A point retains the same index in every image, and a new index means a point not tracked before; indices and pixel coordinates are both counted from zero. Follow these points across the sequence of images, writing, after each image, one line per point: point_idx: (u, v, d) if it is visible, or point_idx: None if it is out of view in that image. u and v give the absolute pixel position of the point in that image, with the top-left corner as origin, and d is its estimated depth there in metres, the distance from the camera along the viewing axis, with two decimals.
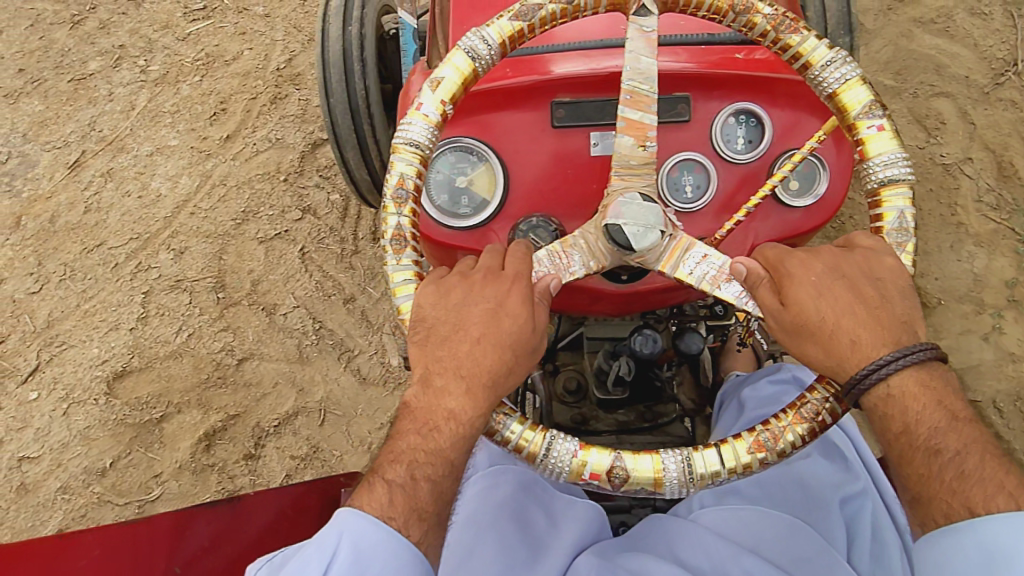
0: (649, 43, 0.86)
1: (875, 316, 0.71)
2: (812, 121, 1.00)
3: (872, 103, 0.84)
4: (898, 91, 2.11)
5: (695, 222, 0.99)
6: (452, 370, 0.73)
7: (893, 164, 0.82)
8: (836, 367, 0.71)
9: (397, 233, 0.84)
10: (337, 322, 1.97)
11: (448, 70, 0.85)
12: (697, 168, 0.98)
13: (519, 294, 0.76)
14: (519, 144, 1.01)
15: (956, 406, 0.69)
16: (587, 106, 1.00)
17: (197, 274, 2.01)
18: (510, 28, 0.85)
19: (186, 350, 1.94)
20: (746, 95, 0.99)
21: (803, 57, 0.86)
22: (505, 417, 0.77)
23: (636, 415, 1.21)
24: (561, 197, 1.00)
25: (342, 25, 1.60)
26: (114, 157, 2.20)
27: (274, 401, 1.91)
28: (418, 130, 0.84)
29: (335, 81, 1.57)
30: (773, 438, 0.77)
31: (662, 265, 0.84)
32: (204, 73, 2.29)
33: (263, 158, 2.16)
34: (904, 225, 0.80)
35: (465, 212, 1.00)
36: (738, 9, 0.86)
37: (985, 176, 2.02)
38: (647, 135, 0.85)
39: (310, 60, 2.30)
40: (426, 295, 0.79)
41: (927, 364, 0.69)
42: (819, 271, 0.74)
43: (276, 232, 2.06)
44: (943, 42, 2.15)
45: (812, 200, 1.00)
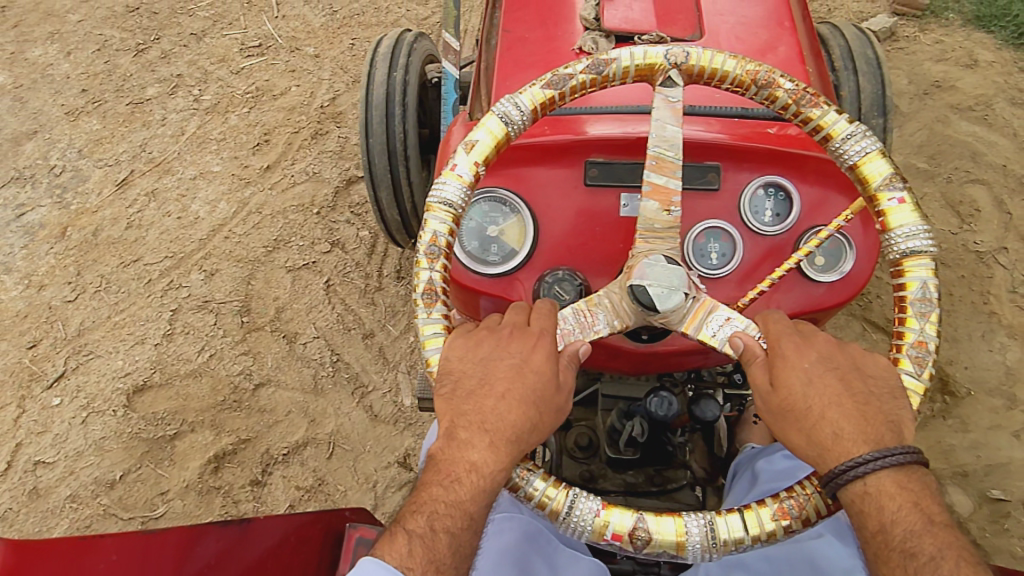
0: (675, 112, 0.89)
1: (861, 410, 0.70)
2: (839, 198, 1.02)
3: (893, 175, 0.84)
4: (931, 174, 2.12)
5: (719, 289, 0.99)
6: (477, 423, 0.73)
7: (914, 236, 0.82)
8: (816, 458, 0.69)
9: (429, 287, 0.85)
10: (354, 356, 1.99)
11: (482, 134, 0.88)
12: (723, 236, 0.99)
13: (543, 351, 0.78)
14: (550, 199, 1.03)
15: (933, 509, 0.65)
16: (619, 167, 1.03)
17: (225, 296, 2.06)
18: (542, 95, 0.88)
19: (206, 370, 1.96)
20: (775, 168, 1.01)
21: (824, 129, 0.86)
22: (527, 473, 0.77)
23: (644, 478, 1.19)
24: (587, 253, 1.02)
25: (387, 71, 1.68)
26: (159, 179, 2.29)
27: (285, 428, 1.90)
28: (452, 190, 0.87)
29: (376, 122, 1.62)
30: (798, 506, 0.74)
31: (686, 326, 0.84)
32: (252, 105, 2.42)
33: (298, 190, 2.23)
34: (928, 295, 0.81)
35: (493, 259, 1.02)
36: (760, 83, 0.87)
37: (1020, 268, 1.98)
38: (671, 200, 0.87)
39: (352, 100, 2.43)
40: (455, 347, 0.81)
41: (907, 466, 0.66)
42: (812, 359, 0.74)
43: (305, 262, 2.11)
44: (982, 130, 2.20)
45: (837, 276, 1.00)
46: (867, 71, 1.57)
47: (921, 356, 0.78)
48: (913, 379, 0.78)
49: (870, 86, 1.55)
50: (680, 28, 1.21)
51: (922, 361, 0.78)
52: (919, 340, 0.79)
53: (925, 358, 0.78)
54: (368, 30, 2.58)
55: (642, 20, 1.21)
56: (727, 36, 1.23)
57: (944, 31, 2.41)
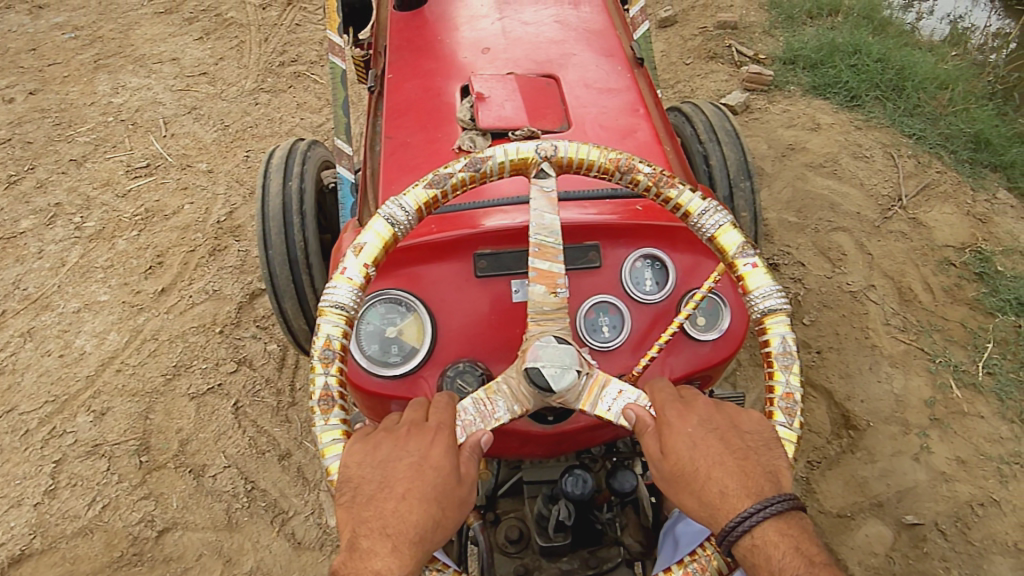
0: (551, 201, 0.93)
1: (741, 466, 0.73)
2: (708, 262, 1.09)
3: (745, 243, 0.91)
4: (801, 227, 2.33)
5: (614, 360, 1.03)
6: (378, 529, 0.69)
7: (770, 295, 0.88)
8: (709, 518, 0.71)
9: (325, 392, 0.83)
10: (271, 481, 1.86)
11: (369, 236, 0.89)
12: (611, 309, 1.03)
13: (442, 445, 0.77)
14: (445, 294, 1.05)
15: (813, 551, 0.67)
16: (507, 256, 1.06)
17: (119, 437, 1.90)
18: (425, 195, 0.91)
19: (98, 524, 1.76)
20: (649, 242, 1.08)
21: (682, 207, 0.94)
22: (437, 574, 0.76)
23: (580, 562, 1.15)
24: (486, 341, 1.03)
25: (282, 182, 1.69)
26: (36, 316, 2.14)
27: (197, 575, 1.72)
28: (343, 293, 0.86)
29: (274, 233, 1.61)
30: (702, 568, 0.76)
31: (582, 403, 0.86)
32: (141, 227, 2.34)
33: (198, 310, 2.14)
34: (788, 349, 0.86)
35: (395, 359, 1.01)
36: (623, 168, 0.94)
37: (889, 301, 2.16)
38: (556, 283, 0.91)
39: (250, 213, 2.40)
40: (354, 451, 0.78)
41: (785, 515, 0.69)
42: (695, 423, 0.77)
43: (209, 385, 2.00)
44: (834, 183, 2.45)
45: (717, 333, 1.06)
46: (729, 141, 1.73)
47: (790, 405, 0.84)
48: (785, 428, 0.83)
49: (734, 154, 1.71)
50: (549, 121, 1.30)
51: (792, 411, 0.84)
52: (787, 392, 0.84)
53: (794, 407, 0.84)
54: (262, 141, 2.63)
55: (514, 116, 1.27)
56: (592, 125, 1.34)
57: (788, 101, 2.74)
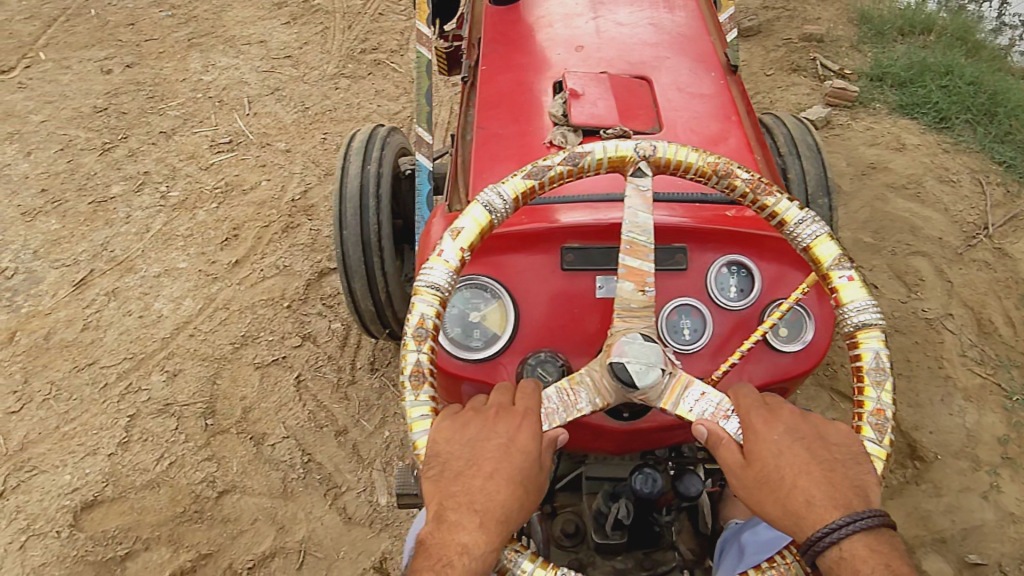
0: (645, 201, 0.93)
1: (829, 477, 0.73)
2: (796, 273, 1.08)
3: (841, 256, 0.90)
4: (877, 248, 2.26)
5: (692, 362, 1.03)
6: (466, 504, 0.72)
7: (865, 310, 0.87)
8: (793, 527, 0.71)
9: (417, 368, 0.86)
10: (326, 456, 1.91)
11: (467, 221, 0.90)
12: (693, 313, 1.04)
13: (528, 430, 0.79)
14: (529, 284, 1.07)
15: (903, 569, 0.66)
16: (593, 251, 1.07)
17: (187, 399, 1.99)
18: (522, 185, 0.92)
19: (165, 479, 1.85)
20: (736, 248, 1.08)
21: (778, 215, 0.93)
22: (515, 554, 0.77)
23: (634, 562, 1.15)
24: (566, 333, 1.04)
25: (362, 165, 1.74)
26: (120, 277, 2.26)
27: (251, 538, 1.79)
28: (439, 275, 0.88)
29: (350, 215, 1.65)
30: None
31: (664, 401, 0.87)
32: (221, 200, 2.44)
33: (268, 284, 2.22)
34: (881, 365, 0.85)
35: (476, 344, 1.03)
36: (720, 172, 0.94)
37: (967, 332, 2.08)
38: (645, 281, 0.91)
39: (323, 193, 2.47)
40: (442, 428, 0.80)
41: (875, 530, 0.68)
42: (780, 431, 0.77)
43: (274, 357, 2.08)
44: (916, 206, 2.37)
45: (800, 345, 1.05)
46: (810, 156, 1.70)
47: (881, 422, 0.82)
48: (874, 445, 0.81)
49: (813, 169, 1.67)
50: (641, 122, 1.30)
51: (882, 428, 0.82)
52: (878, 408, 0.83)
53: (884, 424, 0.82)
54: (339, 125, 2.70)
55: (606, 114, 1.28)
56: (682, 129, 1.33)
57: (872, 118, 2.66)
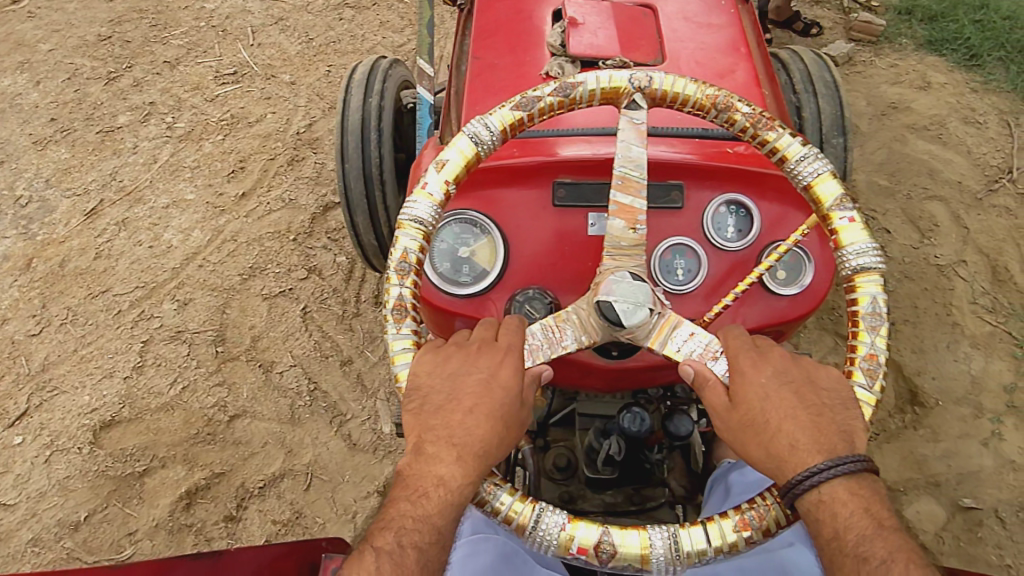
0: (639, 134, 0.91)
1: (815, 422, 0.72)
2: (797, 214, 1.05)
3: (843, 196, 0.87)
4: (892, 192, 2.19)
5: (685, 304, 1.01)
6: (445, 438, 0.73)
7: (864, 253, 0.85)
8: (775, 469, 0.71)
9: (399, 303, 0.86)
10: (332, 384, 1.96)
11: (453, 153, 0.89)
12: (688, 253, 1.02)
13: (511, 366, 0.79)
14: (520, 220, 1.05)
15: (883, 514, 0.67)
16: (586, 188, 1.05)
17: (198, 326, 2.03)
18: (511, 117, 0.90)
19: (179, 403, 1.91)
20: (736, 187, 1.05)
21: (779, 151, 0.90)
22: (495, 487, 0.77)
23: (623, 497, 1.19)
24: (557, 271, 1.03)
25: (362, 98, 1.69)
26: (130, 208, 2.27)
27: (261, 461, 1.85)
28: (423, 208, 0.88)
29: (351, 148, 1.63)
30: (759, 517, 0.75)
31: (651, 341, 0.86)
32: (227, 132, 2.42)
33: (275, 217, 2.22)
34: (877, 310, 0.83)
35: (465, 280, 1.03)
36: (720, 106, 0.91)
37: (979, 280, 2.04)
38: (636, 218, 0.89)
39: (328, 126, 2.44)
40: (424, 362, 0.81)
41: (856, 475, 0.68)
42: (769, 374, 0.76)
43: (281, 289, 2.09)
44: (937, 149, 2.28)
45: (798, 289, 1.03)
46: (826, 94, 1.62)
47: (873, 368, 0.81)
48: (865, 390, 0.80)
49: (830, 107, 1.60)
50: (643, 53, 1.26)
51: (874, 374, 0.81)
52: (870, 354, 0.81)
53: (877, 370, 0.81)
54: (344, 57, 2.62)
55: (606, 46, 1.24)
56: (687, 61, 1.28)
57: (898, 55, 2.53)
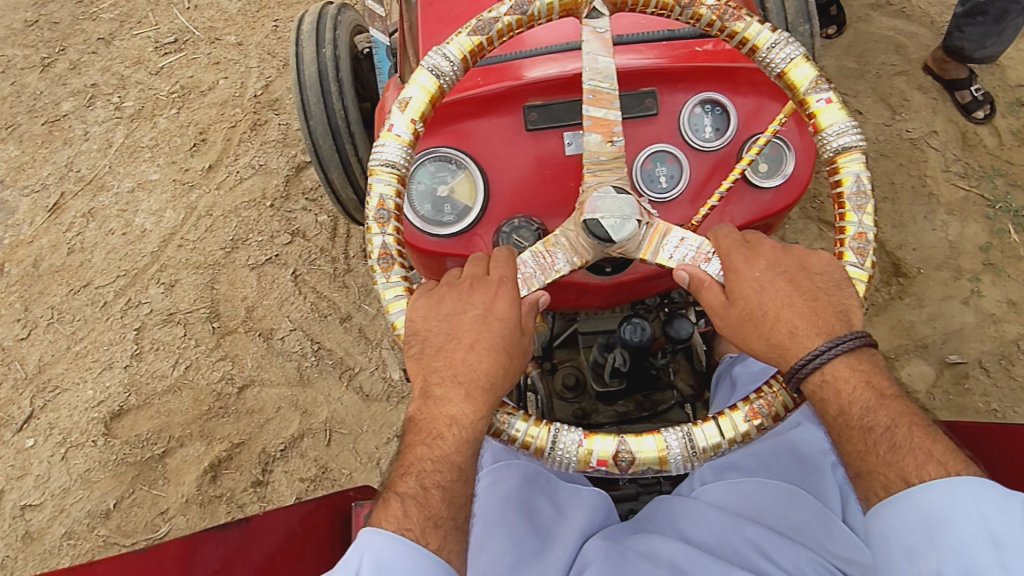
0: (604, 43, 0.89)
1: (811, 306, 0.74)
2: (773, 104, 1.05)
3: (818, 77, 0.86)
4: (861, 72, 2.17)
5: (672, 211, 1.02)
6: (450, 377, 0.74)
7: (845, 132, 0.85)
8: (778, 358, 0.73)
9: (384, 251, 0.85)
10: (335, 341, 1.96)
11: (414, 90, 0.87)
12: (669, 159, 1.01)
13: (505, 297, 0.79)
14: (495, 150, 1.04)
15: (884, 384, 0.70)
16: (558, 107, 1.03)
17: (190, 306, 2.01)
18: (469, 43, 0.87)
19: (185, 382, 1.92)
20: (708, 85, 1.04)
21: (749, 41, 0.88)
22: (508, 417, 0.79)
23: (635, 405, 1.23)
24: (540, 197, 1.03)
25: (316, 50, 1.62)
26: (94, 197, 2.20)
27: (277, 425, 1.88)
28: (393, 151, 0.86)
29: (313, 103, 1.57)
30: (767, 404, 0.78)
31: (643, 253, 0.86)
32: (180, 105, 2.32)
33: (247, 185, 2.17)
34: (862, 188, 0.84)
35: (448, 219, 1.02)
36: (683, 2, 0.88)
37: (951, 148, 2.06)
38: (613, 131, 0.88)
39: (286, 85, 2.34)
40: (418, 307, 0.81)
41: (856, 351, 0.71)
42: (762, 267, 0.77)
43: (266, 257, 2.07)
44: (902, 23, 2.24)
45: (781, 179, 1.03)
46: None
47: (863, 246, 0.82)
48: (856, 269, 0.82)
49: None
50: None
51: (864, 251, 0.82)
52: (859, 232, 0.83)
53: (866, 247, 0.82)
54: (289, 9, 2.47)
55: None
56: None
57: None
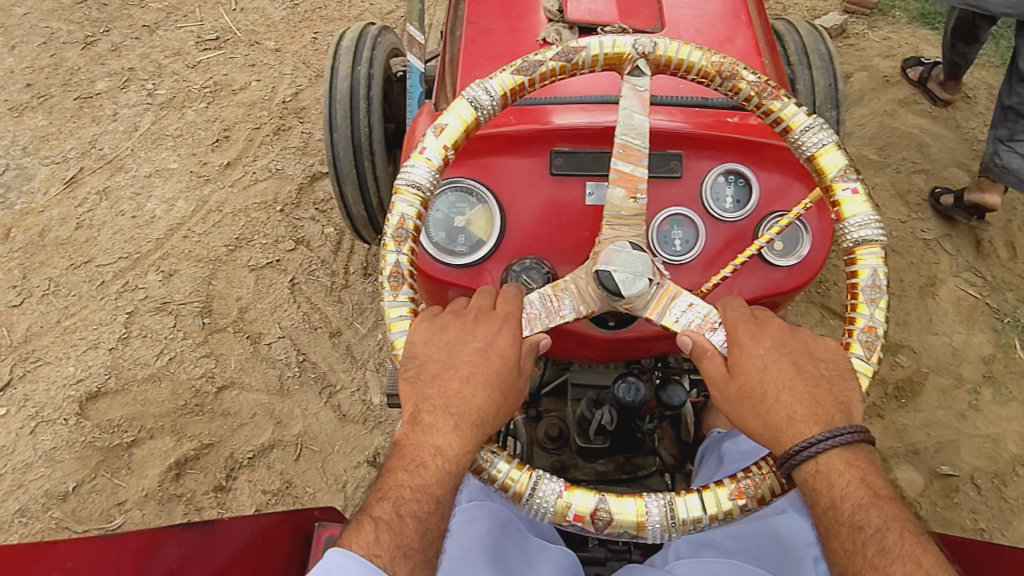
0: (642, 101, 0.91)
1: (812, 393, 0.73)
2: (799, 186, 1.05)
3: (847, 167, 0.87)
4: (882, 165, 2.20)
5: (682, 275, 1.02)
6: (441, 407, 0.73)
7: (866, 225, 0.85)
8: (772, 441, 0.72)
9: (396, 270, 0.84)
10: (321, 356, 1.95)
11: (451, 118, 0.87)
12: (687, 224, 1.02)
13: (507, 335, 0.78)
14: (517, 189, 1.04)
15: (878, 483, 0.68)
16: (585, 157, 1.04)
17: (185, 297, 2.00)
18: (511, 81, 0.89)
19: (166, 374, 1.90)
20: (734, 156, 1.05)
21: (783, 121, 0.89)
22: (492, 455, 0.77)
23: (615, 466, 1.19)
24: (554, 241, 1.03)
25: (351, 66, 1.63)
26: (111, 176, 2.21)
27: (250, 431, 1.84)
28: (420, 173, 0.86)
29: (339, 117, 1.58)
30: (754, 485, 0.76)
31: (650, 312, 0.86)
32: (210, 100, 2.36)
33: (261, 186, 2.18)
34: (877, 283, 0.83)
35: (461, 249, 1.02)
36: (725, 74, 0.90)
37: (963, 254, 2.07)
38: (637, 187, 0.89)
39: (315, 96, 2.38)
40: (420, 331, 0.80)
41: (854, 446, 0.69)
42: (767, 345, 0.76)
43: (268, 261, 2.06)
44: (927, 122, 2.28)
45: (795, 260, 1.03)
46: (821, 65, 1.54)
47: (871, 340, 0.81)
48: (862, 362, 0.80)
49: (824, 79, 1.53)
50: (642, 20, 1.29)
51: (872, 345, 0.81)
52: (869, 325, 0.82)
53: (875, 342, 0.81)
54: (330, 24, 2.55)
55: (605, 12, 1.28)
56: (687, 29, 1.32)
57: (891, 28, 2.50)
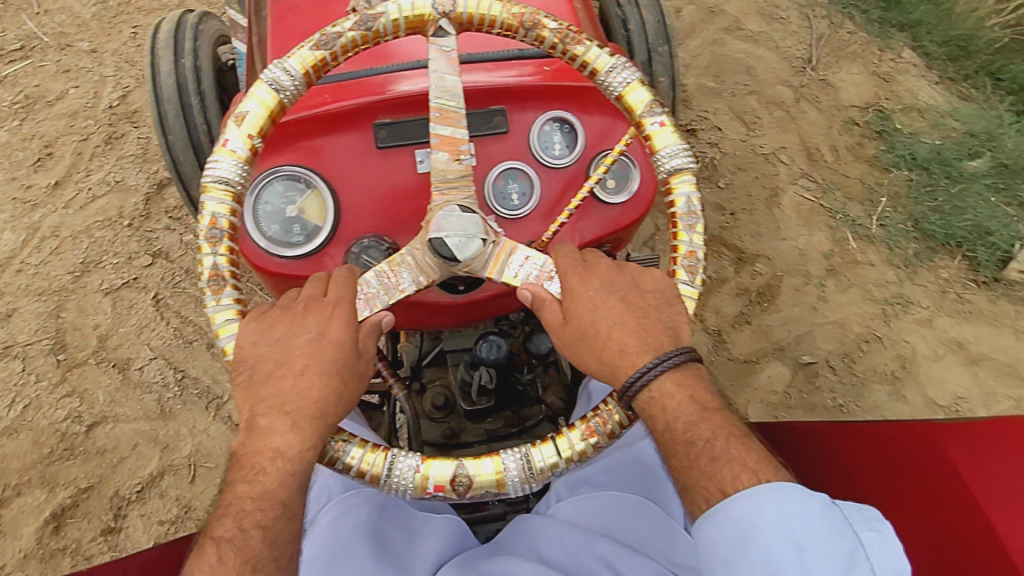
0: (451, 62, 0.89)
1: (641, 323, 0.77)
2: (622, 124, 1.08)
3: (653, 101, 0.90)
4: (719, 91, 2.32)
5: (524, 227, 1.03)
6: (277, 407, 0.71)
7: (676, 155, 0.89)
8: (610, 376, 0.75)
9: (214, 272, 0.80)
10: (201, 369, 1.84)
11: (252, 104, 0.83)
12: (520, 177, 1.03)
13: (341, 319, 0.77)
14: (346, 167, 1.01)
15: (706, 398, 0.73)
16: (407, 125, 1.02)
17: (30, 338, 1.83)
18: (311, 57, 0.85)
19: (23, 424, 1.75)
20: (557, 104, 1.06)
21: (589, 65, 0.91)
22: (343, 444, 0.76)
23: (503, 422, 1.21)
24: (392, 215, 1.01)
25: (174, 60, 1.51)
26: None
27: (134, 464, 1.73)
28: (227, 167, 0.82)
29: (171, 117, 1.46)
30: (604, 422, 0.79)
31: (489, 271, 0.85)
32: (23, 116, 2.12)
33: (100, 203, 2.00)
34: (693, 209, 0.88)
35: (298, 239, 0.99)
36: (527, 25, 0.90)
37: (797, 162, 2.24)
38: (459, 149, 0.88)
39: (146, 95, 2.18)
40: (248, 331, 0.77)
41: (682, 366, 0.73)
42: (596, 286, 0.79)
43: (124, 280, 1.91)
44: (751, 46, 2.42)
45: (628, 196, 1.07)
46: (647, 3, 1.58)
47: (693, 263, 0.86)
48: (687, 286, 0.85)
49: (652, 16, 1.57)
50: None
51: (694, 269, 0.86)
52: (689, 251, 0.86)
53: (696, 265, 0.86)
54: (150, 15, 2.31)
55: None
56: None
57: None
